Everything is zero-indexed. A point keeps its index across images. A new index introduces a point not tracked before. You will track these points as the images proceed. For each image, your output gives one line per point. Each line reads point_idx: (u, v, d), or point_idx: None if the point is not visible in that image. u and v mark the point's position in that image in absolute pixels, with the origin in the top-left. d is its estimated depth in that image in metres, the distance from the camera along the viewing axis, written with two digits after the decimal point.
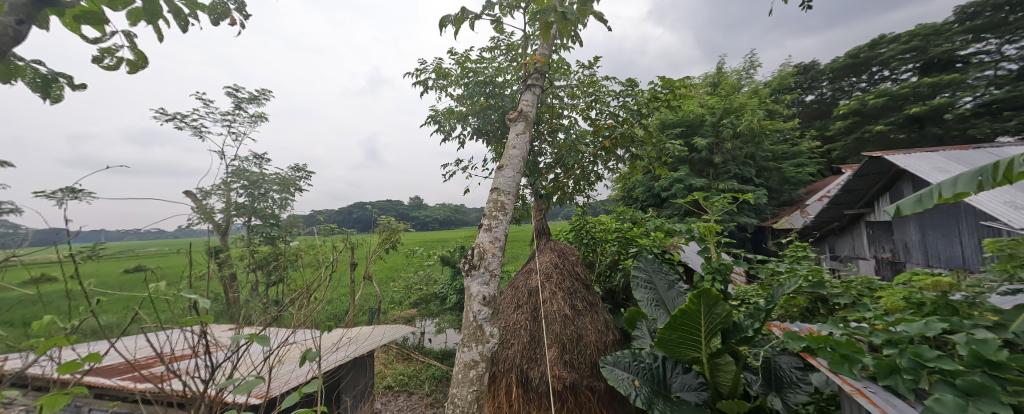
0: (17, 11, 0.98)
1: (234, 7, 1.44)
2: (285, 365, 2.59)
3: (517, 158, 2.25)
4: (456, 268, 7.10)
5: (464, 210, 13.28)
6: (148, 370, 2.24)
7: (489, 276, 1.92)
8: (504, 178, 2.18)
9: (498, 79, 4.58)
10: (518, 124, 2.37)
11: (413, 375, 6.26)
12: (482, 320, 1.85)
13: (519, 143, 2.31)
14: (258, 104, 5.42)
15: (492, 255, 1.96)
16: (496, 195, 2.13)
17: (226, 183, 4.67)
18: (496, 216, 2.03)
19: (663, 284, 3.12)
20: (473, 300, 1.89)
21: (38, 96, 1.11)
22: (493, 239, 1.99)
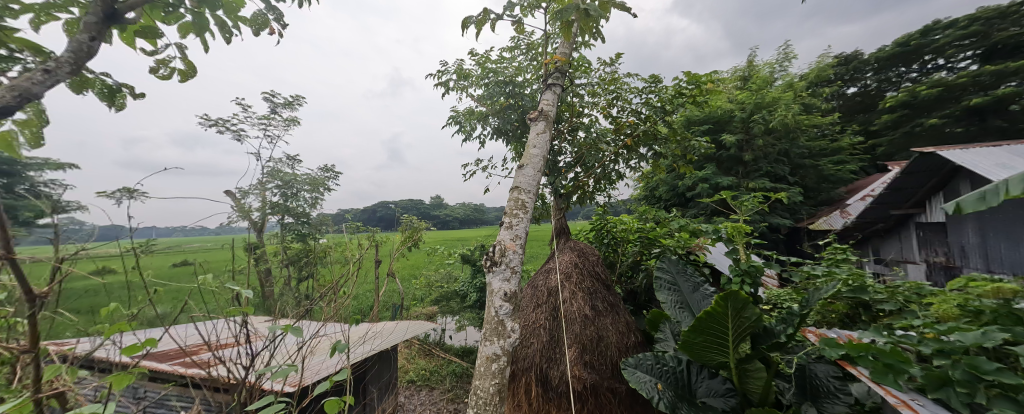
0: (91, 30, 1.12)
1: (273, 17, 1.54)
2: (317, 356, 2.71)
3: (539, 155, 2.26)
4: (477, 267, 7.18)
5: (482, 209, 13.37)
6: (194, 357, 2.41)
7: (509, 273, 1.93)
8: (525, 177, 2.19)
9: (518, 78, 4.59)
10: (539, 123, 2.35)
11: (434, 370, 6.40)
12: (504, 315, 1.86)
13: (539, 142, 2.32)
14: (291, 108, 5.73)
15: (513, 252, 1.97)
16: (517, 193, 2.14)
17: (261, 183, 4.95)
18: (518, 214, 2.04)
19: (689, 286, 3.04)
20: (495, 296, 1.91)
21: (106, 105, 1.24)
22: (514, 236, 2.00)
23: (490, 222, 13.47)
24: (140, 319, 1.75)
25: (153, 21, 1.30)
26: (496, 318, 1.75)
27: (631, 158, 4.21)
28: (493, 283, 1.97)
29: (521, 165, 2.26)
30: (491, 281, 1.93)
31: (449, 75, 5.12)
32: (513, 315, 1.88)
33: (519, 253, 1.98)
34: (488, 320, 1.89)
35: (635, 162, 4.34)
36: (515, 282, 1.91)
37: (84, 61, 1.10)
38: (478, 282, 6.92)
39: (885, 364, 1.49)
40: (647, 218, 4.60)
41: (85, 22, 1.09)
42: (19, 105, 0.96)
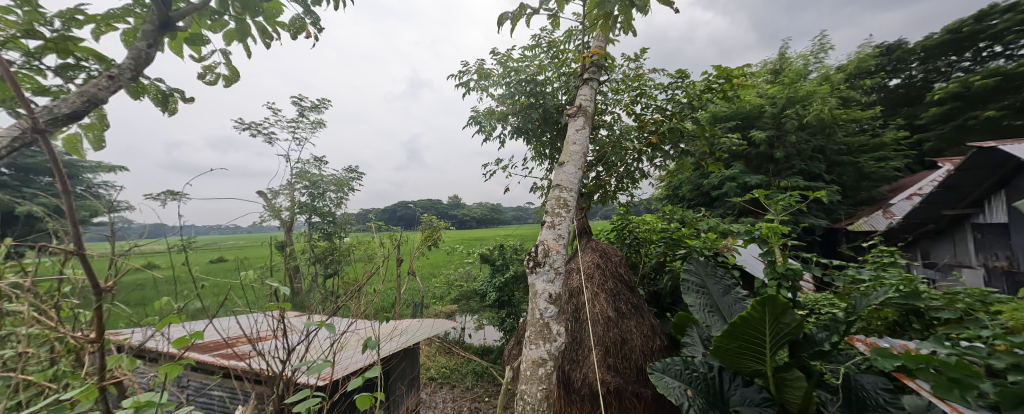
0: (147, 38, 1.20)
1: (310, 21, 1.59)
2: (346, 351, 2.77)
3: (580, 153, 2.22)
4: (496, 266, 7.18)
5: (500, 209, 13.36)
6: (232, 350, 2.52)
7: (554, 273, 1.90)
8: (565, 174, 2.16)
9: (539, 77, 4.56)
10: (577, 119, 2.30)
11: (454, 368, 6.44)
12: (551, 317, 1.84)
13: (579, 139, 2.28)
14: (318, 110, 5.91)
15: (557, 253, 1.96)
16: (558, 192, 2.11)
17: (290, 184, 5.12)
18: (560, 213, 2.01)
19: (718, 288, 2.93)
20: (539, 297, 1.88)
21: (159, 109, 1.30)
22: (557, 236, 1.98)
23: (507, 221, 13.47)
24: (184, 311, 1.83)
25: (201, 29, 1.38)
26: (541, 320, 1.73)
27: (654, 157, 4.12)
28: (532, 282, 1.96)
29: (560, 164, 2.22)
30: (534, 282, 1.91)
31: (470, 75, 5.15)
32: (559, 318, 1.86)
33: (563, 253, 1.96)
34: (532, 321, 1.88)
35: (658, 161, 4.25)
36: (560, 283, 1.89)
37: (141, 69, 1.18)
38: (497, 282, 6.92)
39: (949, 378, 1.40)
40: (672, 216, 4.47)
41: (144, 33, 1.17)
42: (87, 111, 1.05)
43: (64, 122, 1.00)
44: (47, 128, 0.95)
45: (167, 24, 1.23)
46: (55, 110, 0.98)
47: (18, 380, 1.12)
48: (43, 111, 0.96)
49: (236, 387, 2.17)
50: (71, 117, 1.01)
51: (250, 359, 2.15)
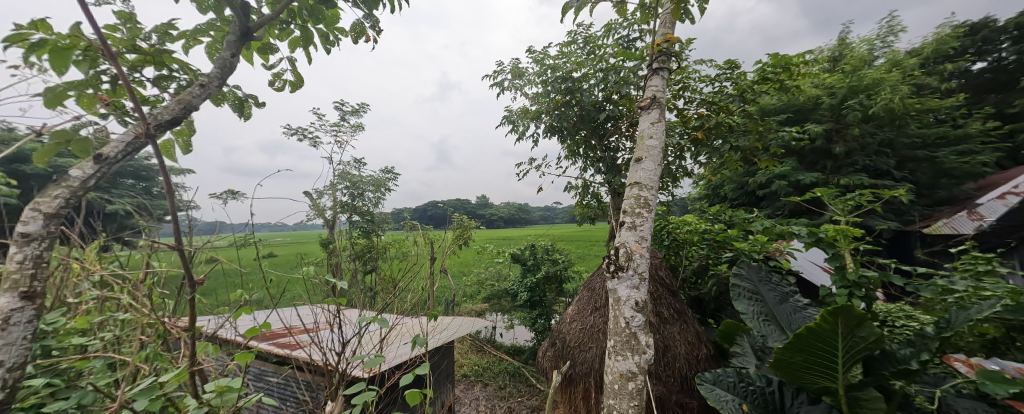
0: (233, 47, 1.31)
1: (369, 26, 1.68)
2: (396, 345, 2.86)
3: (657, 149, 2.02)
4: (527, 266, 7.14)
5: (527, 208, 13.30)
6: (287, 341, 2.66)
7: (638, 279, 1.81)
8: (644, 171, 1.97)
9: (576, 73, 4.47)
10: (650, 112, 2.08)
11: (486, 366, 6.48)
12: (637, 325, 1.75)
13: (655, 132, 2.04)
14: (358, 114, 6.15)
15: (640, 256, 1.84)
16: (637, 189, 1.94)
17: (333, 184, 5.36)
18: (642, 214, 1.86)
19: (774, 296, 2.64)
20: (625, 305, 1.79)
21: (237, 115, 1.39)
22: (639, 239, 1.86)
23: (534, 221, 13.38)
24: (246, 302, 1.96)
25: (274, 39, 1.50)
26: (629, 330, 1.64)
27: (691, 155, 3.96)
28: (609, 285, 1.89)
29: (633, 161, 2.06)
30: (617, 288, 1.83)
31: (505, 75, 5.14)
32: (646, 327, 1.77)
33: (647, 256, 1.85)
34: (616, 328, 1.81)
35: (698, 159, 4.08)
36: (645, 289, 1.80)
37: (226, 76, 1.28)
38: (527, 282, 6.88)
39: None
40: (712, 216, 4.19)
41: (226, 43, 1.27)
42: (185, 117, 1.14)
43: (168, 129, 1.10)
44: (158, 133, 1.05)
45: (247, 34, 1.33)
46: (160, 116, 1.08)
47: (127, 363, 1.24)
48: (151, 118, 1.06)
49: (292, 377, 2.29)
50: (173, 122, 1.10)
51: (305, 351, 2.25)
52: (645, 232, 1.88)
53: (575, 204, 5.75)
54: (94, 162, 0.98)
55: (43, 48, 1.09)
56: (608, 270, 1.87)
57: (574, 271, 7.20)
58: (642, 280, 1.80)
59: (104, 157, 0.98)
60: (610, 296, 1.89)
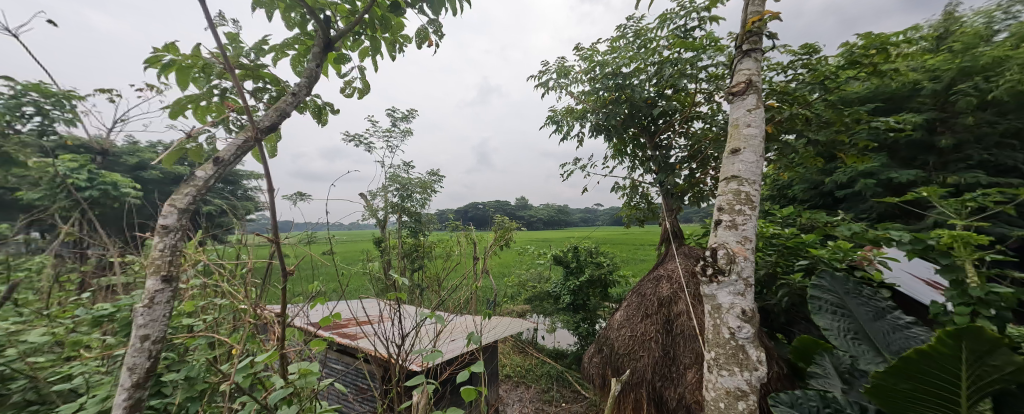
0: (317, 59, 1.65)
1: (432, 30, 1.82)
2: (454, 341, 2.94)
3: (758, 137, 1.61)
4: (570, 269, 6.97)
5: (567, 210, 13.01)
6: (349, 330, 2.81)
7: (743, 284, 1.47)
8: (743, 163, 1.59)
9: (626, 69, 4.29)
10: (745, 95, 1.67)
11: (529, 368, 6.42)
12: (746, 340, 1.42)
13: (755, 120, 1.62)
14: (406, 119, 6.42)
15: (744, 259, 1.48)
16: (734, 184, 1.58)
17: (384, 186, 5.63)
18: (744, 211, 1.51)
19: (866, 311, 2.18)
20: (726, 314, 1.47)
21: (314, 121, 1.87)
22: (742, 238, 1.50)
23: (575, 223, 13.07)
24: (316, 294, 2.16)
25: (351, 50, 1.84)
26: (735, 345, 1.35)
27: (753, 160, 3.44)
28: (703, 290, 1.57)
29: (727, 150, 1.67)
30: (714, 294, 1.51)
31: (550, 74, 5.07)
32: (756, 342, 1.44)
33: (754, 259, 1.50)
34: (716, 341, 1.50)
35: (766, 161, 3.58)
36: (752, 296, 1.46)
37: (311, 86, 1.60)
38: (571, 285, 6.72)
39: None
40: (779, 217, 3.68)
41: (312, 56, 1.61)
42: (279, 122, 1.43)
43: (266, 133, 1.39)
44: (261, 137, 1.34)
45: (328, 46, 1.66)
46: (261, 123, 1.37)
47: (228, 347, 1.41)
48: (254, 125, 1.36)
49: (355, 365, 2.42)
50: (269, 129, 1.39)
51: (367, 340, 2.36)
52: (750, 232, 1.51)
53: (623, 205, 5.55)
54: (214, 163, 1.27)
55: (174, 69, 1.49)
56: (700, 274, 1.55)
57: (619, 275, 6.93)
58: (748, 286, 1.46)
59: (222, 159, 1.27)
60: (705, 303, 1.58)
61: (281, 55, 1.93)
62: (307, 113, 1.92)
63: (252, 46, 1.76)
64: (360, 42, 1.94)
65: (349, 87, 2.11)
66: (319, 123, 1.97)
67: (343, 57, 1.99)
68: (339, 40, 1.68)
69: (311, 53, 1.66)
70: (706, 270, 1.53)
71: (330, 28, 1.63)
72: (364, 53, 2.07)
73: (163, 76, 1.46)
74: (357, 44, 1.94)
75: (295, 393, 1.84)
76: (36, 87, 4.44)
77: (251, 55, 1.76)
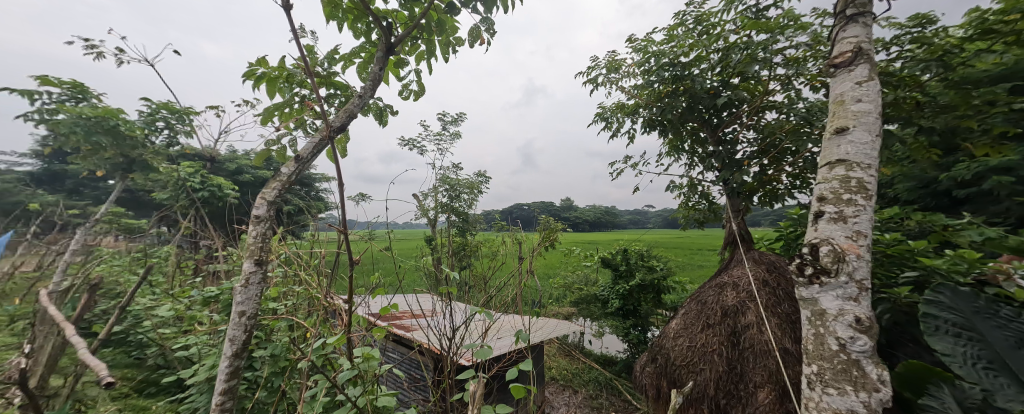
0: (381, 63, 1.73)
1: (485, 28, 1.81)
2: (504, 338, 2.94)
3: (872, 114, 1.38)
4: (619, 272, 6.70)
5: (614, 212, 12.57)
6: (405, 322, 2.94)
7: (856, 287, 1.26)
8: (853, 145, 1.38)
9: (685, 58, 4.03)
10: (852, 67, 1.46)
11: (576, 373, 6.27)
12: (862, 355, 1.21)
13: (867, 94, 1.40)
14: (456, 123, 6.65)
15: (858, 259, 1.28)
16: (841, 169, 1.38)
17: (435, 187, 5.86)
18: (855, 201, 1.30)
19: (1005, 334, 1.59)
20: (833, 321, 1.28)
21: (378, 123, 2.01)
22: (854, 234, 1.29)
23: (624, 225, 12.54)
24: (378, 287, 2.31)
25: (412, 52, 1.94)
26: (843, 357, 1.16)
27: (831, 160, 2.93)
28: (801, 293, 1.40)
29: (829, 131, 1.47)
30: (817, 298, 1.33)
31: (600, 70, 4.93)
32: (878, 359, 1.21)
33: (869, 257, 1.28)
34: (820, 353, 1.31)
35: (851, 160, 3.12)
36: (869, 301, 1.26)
37: (375, 88, 1.66)
38: (620, 289, 6.45)
39: None
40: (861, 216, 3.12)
41: (375, 60, 1.69)
42: (349, 123, 1.49)
43: (338, 133, 1.45)
44: (334, 136, 1.40)
45: (390, 51, 1.73)
46: (334, 123, 1.43)
47: (305, 327, 1.56)
48: (328, 125, 1.42)
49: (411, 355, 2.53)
50: (340, 129, 1.45)
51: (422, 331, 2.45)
52: (864, 226, 1.29)
53: (678, 206, 5.23)
54: (296, 162, 1.33)
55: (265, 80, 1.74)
56: (798, 274, 1.39)
57: (673, 280, 6.53)
58: (862, 290, 1.26)
59: (302, 157, 1.34)
60: (804, 309, 1.39)
61: (350, 65, 2.06)
62: (370, 116, 2.02)
63: (329, 56, 1.91)
64: (417, 47, 2.01)
65: (406, 91, 2.18)
66: (380, 125, 2.05)
67: (402, 62, 2.07)
68: (399, 44, 1.74)
69: (376, 57, 1.75)
70: (805, 269, 1.37)
71: (391, 33, 1.70)
72: (421, 58, 2.14)
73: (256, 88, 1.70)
74: (414, 49, 2.01)
75: (361, 373, 1.93)
76: (167, 105, 5.24)
77: (324, 65, 1.88)
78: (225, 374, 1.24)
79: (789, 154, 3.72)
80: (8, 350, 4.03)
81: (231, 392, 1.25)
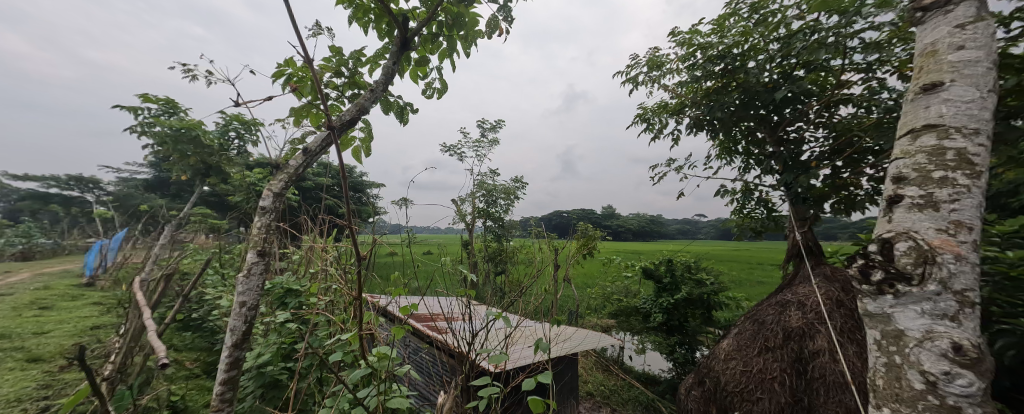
0: (394, 58, 1.75)
1: (502, 18, 1.77)
2: (517, 345, 2.90)
3: (982, 64, 1.02)
4: (663, 285, 6.23)
5: (660, 221, 11.86)
6: (434, 323, 2.92)
7: (954, 301, 0.89)
8: (946, 108, 1.02)
9: (738, 49, 3.67)
10: (950, 6, 1.10)
11: (614, 390, 5.89)
12: (963, 399, 0.85)
13: (971, 38, 1.04)
14: (494, 129, 6.74)
15: (955, 261, 0.91)
16: (930, 140, 1.02)
17: (472, 192, 5.92)
18: (948, 183, 0.96)
19: None
20: (915, 348, 0.93)
21: (398, 122, 2.02)
22: (945, 225, 0.94)
23: (671, 235, 11.77)
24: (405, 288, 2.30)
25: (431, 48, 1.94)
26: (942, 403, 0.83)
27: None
28: (870, 307, 1.05)
29: (913, 91, 1.12)
30: (890, 314, 0.98)
31: (640, 68, 4.68)
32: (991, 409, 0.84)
33: (976, 258, 0.91)
34: (896, 392, 0.95)
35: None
36: (975, 323, 0.89)
37: (388, 82, 1.68)
38: (664, 302, 5.98)
39: None
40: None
41: (389, 55, 1.72)
42: (359, 117, 1.52)
43: (348, 126, 1.49)
44: (343, 129, 1.44)
45: (405, 45, 1.74)
46: (342, 117, 1.47)
47: (339, 320, 1.56)
48: (338, 118, 1.47)
49: (438, 358, 2.49)
50: (350, 122, 1.49)
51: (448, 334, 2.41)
52: (968, 213, 0.93)
53: (731, 213, 4.77)
54: (304, 154, 1.45)
55: (291, 82, 1.76)
56: (862, 282, 1.04)
57: (726, 296, 5.94)
58: (964, 305, 0.89)
59: (309, 150, 1.45)
60: (872, 329, 1.04)
61: (375, 66, 2.08)
62: (392, 114, 2.03)
63: (358, 56, 1.94)
64: (439, 45, 1.98)
65: (429, 90, 2.17)
66: (401, 123, 2.06)
67: (424, 61, 2.07)
68: (414, 37, 1.73)
69: (392, 52, 1.78)
70: (873, 274, 1.01)
71: (406, 28, 1.70)
72: (444, 56, 2.12)
73: (284, 88, 1.73)
74: (436, 46, 1.98)
75: (376, 372, 1.91)
76: (238, 117, 5.81)
77: (349, 64, 1.91)
78: (226, 365, 1.37)
79: (871, 154, 3.22)
80: (107, 329, 4.65)
81: (231, 383, 1.39)
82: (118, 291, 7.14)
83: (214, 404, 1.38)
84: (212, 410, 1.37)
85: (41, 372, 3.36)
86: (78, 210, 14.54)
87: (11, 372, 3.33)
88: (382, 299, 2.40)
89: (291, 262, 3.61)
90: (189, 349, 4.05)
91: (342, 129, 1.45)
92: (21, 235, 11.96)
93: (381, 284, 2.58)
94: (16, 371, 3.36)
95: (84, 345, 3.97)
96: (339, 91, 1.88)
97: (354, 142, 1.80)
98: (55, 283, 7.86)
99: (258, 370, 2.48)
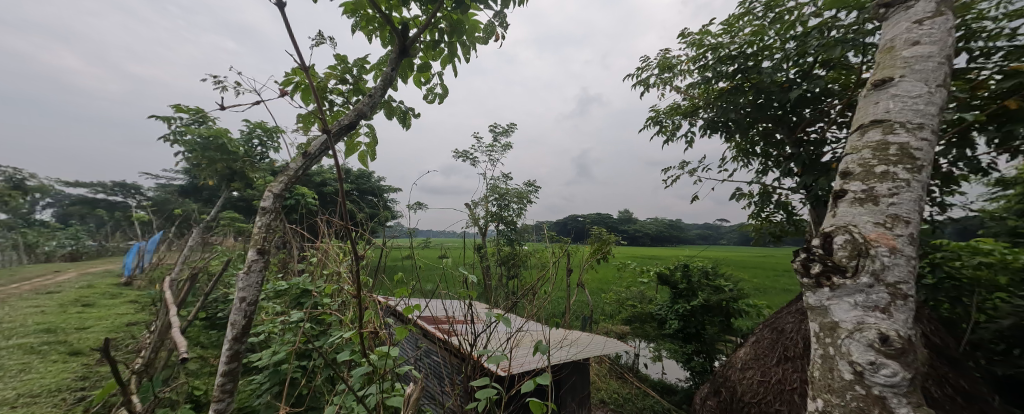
0: (392, 63, 1.83)
1: (496, 23, 1.82)
2: (520, 349, 2.91)
3: (934, 59, 1.12)
4: (679, 291, 6.06)
5: (679, 225, 11.53)
6: (442, 326, 2.95)
7: (885, 293, 0.95)
8: (905, 101, 1.10)
9: (750, 49, 3.59)
10: (911, 2, 1.22)
11: (628, 398, 5.75)
12: (887, 389, 0.89)
13: (926, 33, 1.15)
14: (507, 134, 6.85)
15: (891, 256, 0.97)
16: (887, 132, 1.10)
17: (484, 196, 5.99)
18: (890, 175, 1.04)
19: None
20: (846, 339, 0.98)
21: (401, 126, 2.10)
22: (879, 218, 1.01)
23: (692, 240, 11.40)
24: (412, 287, 2.34)
25: (430, 56, 2.02)
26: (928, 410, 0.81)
27: (958, 159, 2.30)
28: (811, 301, 1.11)
29: (870, 85, 1.21)
30: (828, 307, 1.04)
31: (651, 70, 4.62)
32: (916, 399, 0.88)
33: (910, 252, 0.97)
34: (829, 383, 1.01)
35: (996, 160, 2.41)
36: (906, 316, 0.93)
37: (386, 88, 1.76)
38: (680, 309, 5.80)
39: None
40: (991, 224, 2.35)
41: (387, 61, 1.80)
42: (357, 121, 1.60)
43: (345, 130, 1.56)
44: (343, 134, 1.53)
45: (404, 52, 1.83)
46: (342, 121, 1.55)
47: (348, 322, 1.56)
48: (337, 122, 1.55)
49: (444, 362, 2.49)
50: (347, 127, 1.56)
51: (455, 337, 2.43)
52: (905, 208, 1.00)
53: (749, 217, 4.62)
54: (304, 156, 1.57)
55: (297, 88, 1.82)
56: (803, 274, 1.09)
57: (747, 304, 5.74)
58: (895, 297, 0.95)
59: (308, 153, 1.57)
60: (813, 322, 1.10)
61: (380, 72, 2.16)
62: (395, 119, 2.11)
63: (363, 64, 2.03)
64: (440, 51, 2.03)
65: (431, 94, 2.24)
66: (403, 127, 2.13)
67: (426, 67, 2.13)
68: (413, 44, 1.80)
69: (392, 58, 1.86)
70: (812, 267, 1.07)
71: (406, 36, 1.78)
72: (446, 61, 2.18)
73: (291, 95, 1.81)
74: (438, 52, 2.04)
75: (376, 370, 1.92)
76: (261, 125, 6.11)
77: (354, 71, 2.00)
78: (226, 357, 1.47)
79: None
80: (140, 326, 4.93)
81: (231, 375, 1.48)
82: (152, 291, 7.54)
83: (216, 395, 1.48)
84: (214, 400, 1.46)
85: (79, 365, 3.59)
86: (121, 214, 15.47)
87: (54, 364, 3.58)
88: (392, 299, 2.36)
89: (307, 263, 3.73)
90: (211, 346, 4.24)
91: (338, 133, 1.52)
92: (70, 236, 12.82)
93: (389, 286, 2.60)
94: (59, 363, 3.61)
95: (118, 340, 4.22)
96: (343, 98, 1.97)
97: (358, 146, 1.88)
98: (98, 282, 8.37)
99: (273, 367, 2.55)
